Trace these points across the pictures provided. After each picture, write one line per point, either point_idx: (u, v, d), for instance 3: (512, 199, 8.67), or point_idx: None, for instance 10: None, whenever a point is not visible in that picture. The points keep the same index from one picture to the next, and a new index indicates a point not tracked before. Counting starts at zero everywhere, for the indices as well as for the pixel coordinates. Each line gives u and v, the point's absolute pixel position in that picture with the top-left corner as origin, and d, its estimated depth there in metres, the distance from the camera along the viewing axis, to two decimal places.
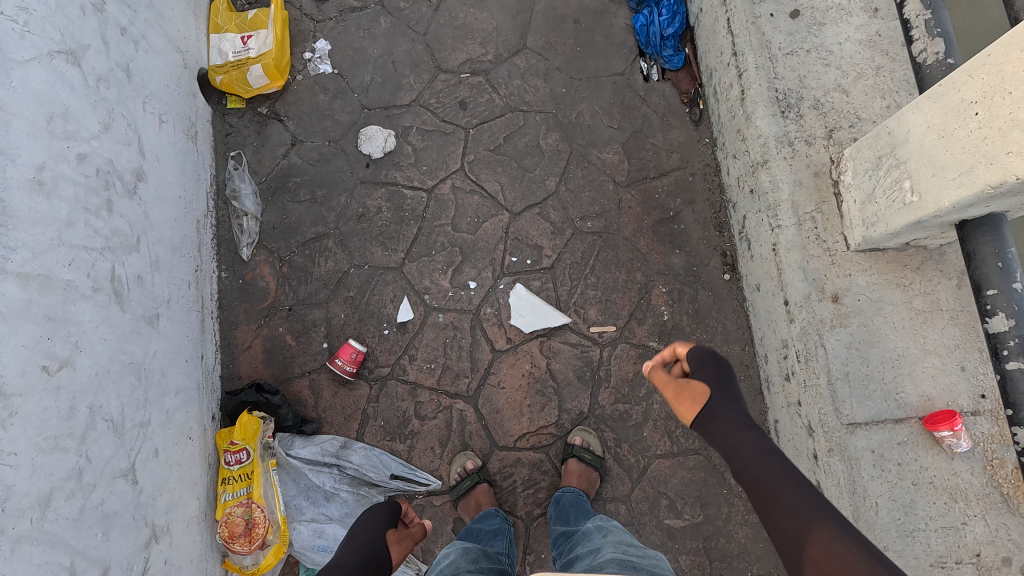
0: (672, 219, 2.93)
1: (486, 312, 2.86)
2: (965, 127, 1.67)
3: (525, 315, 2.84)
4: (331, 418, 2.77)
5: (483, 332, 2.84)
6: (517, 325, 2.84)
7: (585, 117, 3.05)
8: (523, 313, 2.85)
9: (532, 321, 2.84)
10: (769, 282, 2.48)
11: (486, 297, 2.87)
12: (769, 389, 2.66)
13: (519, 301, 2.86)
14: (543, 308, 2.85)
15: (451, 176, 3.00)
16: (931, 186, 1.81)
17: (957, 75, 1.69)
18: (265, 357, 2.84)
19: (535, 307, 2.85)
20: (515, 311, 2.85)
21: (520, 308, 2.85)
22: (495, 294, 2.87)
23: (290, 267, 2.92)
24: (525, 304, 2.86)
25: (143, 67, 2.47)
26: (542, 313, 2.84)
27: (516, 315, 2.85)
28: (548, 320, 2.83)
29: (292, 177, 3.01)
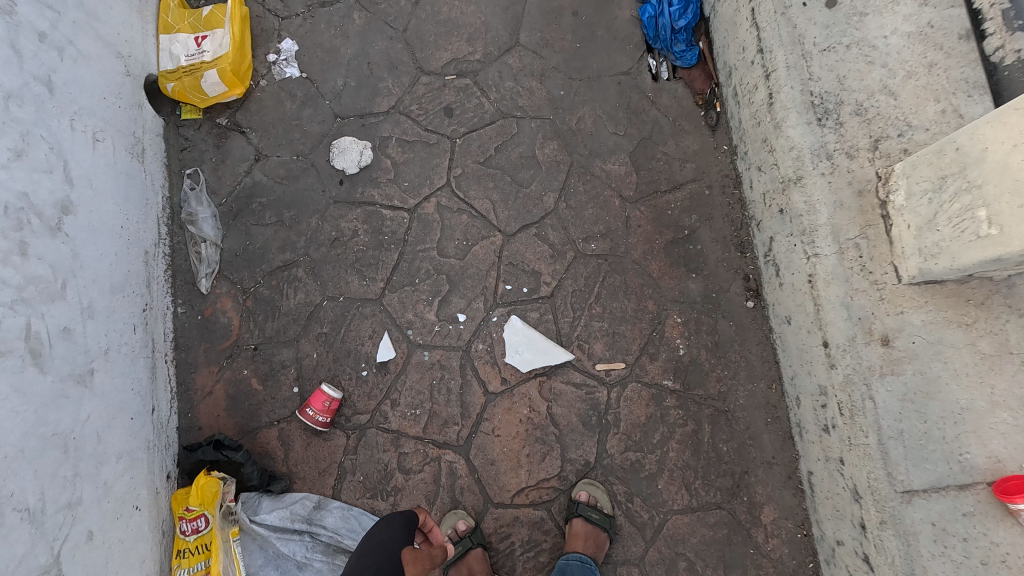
0: (687, 239, 2.58)
1: (477, 349, 2.52)
2: None
3: (521, 352, 2.51)
4: (304, 473, 2.45)
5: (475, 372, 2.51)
6: (513, 364, 2.50)
7: (587, 123, 2.69)
8: (519, 350, 2.51)
9: (529, 358, 2.50)
10: (804, 319, 2.16)
11: (477, 332, 2.54)
12: (801, 436, 2.34)
13: (514, 336, 2.52)
14: (542, 343, 2.51)
15: (435, 193, 2.65)
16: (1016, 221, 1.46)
17: None
18: (228, 404, 2.51)
19: (532, 342, 2.51)
20: (510, 347, 2.51)
21: (516, 344, 2.51)
22: (486, 327, 2.54)
23: (255, 300, 2.58)
24: (521, 339, 2.52)
25: (70, 78, 2.12)
26: (540, 349, 2.50)
27: (511, 352, 2.51)
28: (547, 357, 2.49)
29: (256, 198, 2.66)
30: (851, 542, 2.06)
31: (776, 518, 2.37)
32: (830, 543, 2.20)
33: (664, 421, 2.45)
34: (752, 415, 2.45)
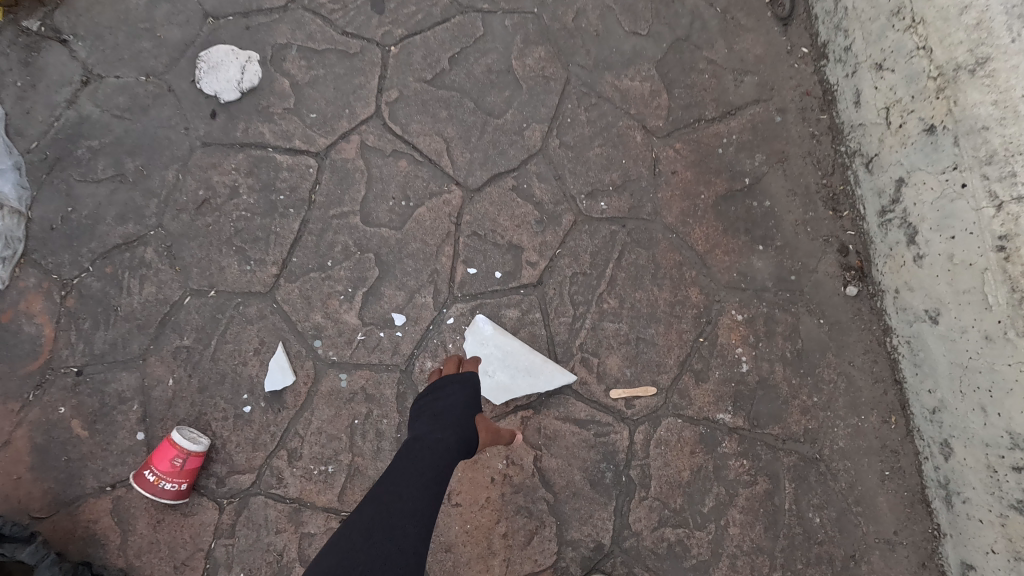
0: (749, 191, 1.66)
1: (424, 368, 1.61)
2: None
3: (492, 372, 1.58)
4: (151, 569, 1.55)
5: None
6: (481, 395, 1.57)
7: (590, 18, 1.75)
8: (488, 370, 1.58)
9: (506, 382, 1.57)
10: (980, 317, 1.28)
11: (422, 341, 1.62)
12: (949, 504, 1.44)
13: (481, 347, 1.59)
14: (524, 357, 1.58)
15: (358, 129, 1.72)
16: None
17: None
18: (33, 461, 1.60)
19: (509, 356, 1.58)
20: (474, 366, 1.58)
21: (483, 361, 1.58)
22: (436, 334, 1.62)
23: (80, 298, 1.66)
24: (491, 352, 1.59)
25: None
26: (522, 367, 1.57)
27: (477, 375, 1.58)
28: (533, 378, 1.57)
29: (83, 140, 1.73)
30: None
31: None
32: None
33: (719, 479, 1.54)
34: (859, 466, 1.54)
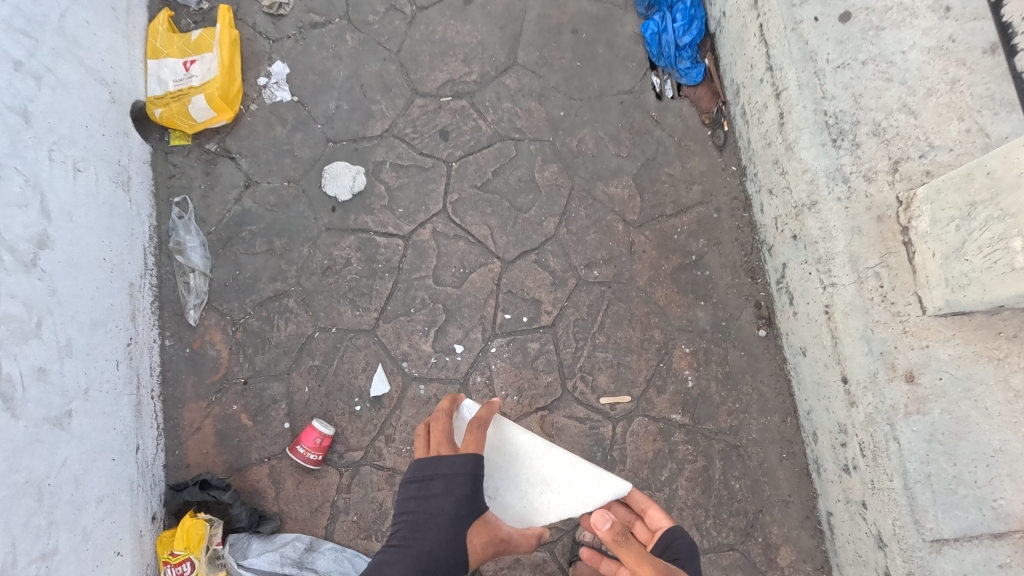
0: (695, 264, 2.46)
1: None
2: None
3: (539, 482, 1.80)
4: (294, 513, 2.34)
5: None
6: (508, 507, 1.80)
7: (588, 144, 2.58)
8: (515, 481, 1.81)
9: (556, 496, 1.78)
10: (819, 352, 2.04)
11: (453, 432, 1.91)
12: (819, 473, 2.20)
13: (521, 455, 1.83)
14: (546, 466, 1.81)
15: (431, 220, 2.55)
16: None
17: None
18: (216, 441, 2.41)
19: (527, 470, 1.82)
20: (517, 474, 1.82)
21: (526, 469, 1.82)
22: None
23: (245, 332, 2.48)
24: (531, 459, 1.83)
25: (49, 107, 2.03)
26: (555, 480, 1.79)
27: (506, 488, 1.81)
28: (553, 493, 1.78)
29: (246, 226, 2.56)
30: None
31: (793, 561, 2.24)
32: None
33: (673, 457, 2.32)
34: (765, 450, 2.31)
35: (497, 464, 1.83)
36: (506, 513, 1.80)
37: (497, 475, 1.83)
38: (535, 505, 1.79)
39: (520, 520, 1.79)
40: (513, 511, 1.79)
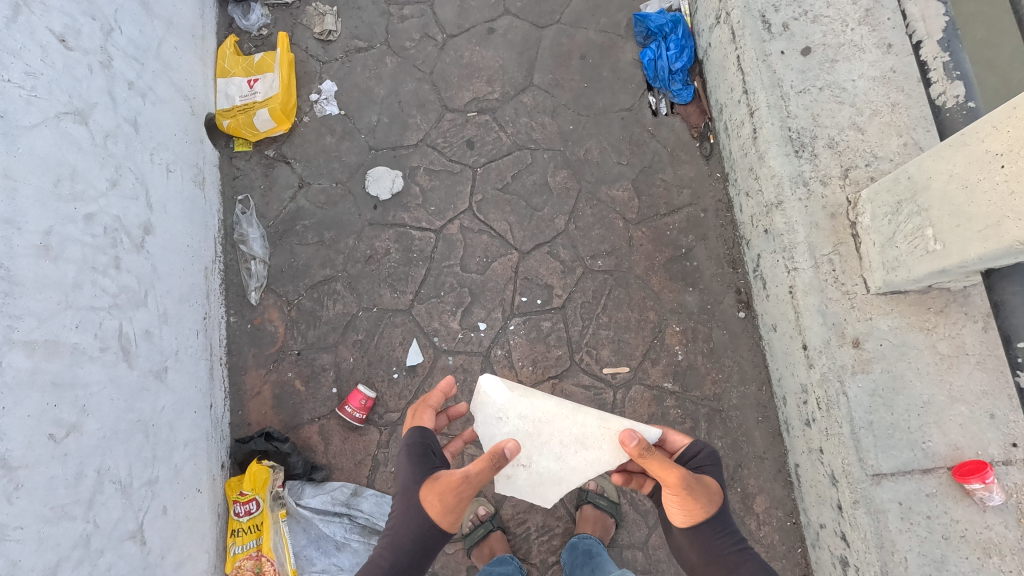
0: (684, 256, 2.88)
1: (492, 434, 1.92)
2: (943, 183, 1.80)
3: (573, 443, 1.91)
4: (341, 465, 2.73)
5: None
6: (547, 469, 1.90)
7: (594, 154, 3.01)
8: (552, 445, 1.91)
9: (591, 453, 1.90)
10: (786, 327, 2.46)
11: (481, 407, 1.95)
12: (788, 431, 2.61)
13: (553, 420, 1.93)
14: (579, 427, 1.93)
15: (459, 217, 2.97)
16: (938, 248, 1.83)
17: (939, 148, 1.83)
18: (273, 403, 2.81)
19: (562, 432, 1.92)
20: (551, 439, 1.92)
21: (559, 433, 1.92)
22: (498, 409, 1.94)
23: (298, 311, 2.89)
24: (564, 423, 1.93)
25: (151, 119, 2.46)
26: (591, 438, 1.91)
27: (541, 451, 1.91)
28: (589, 450, 1.90)
29: (300, 220, 2.98)
30: (831, 524, 2.33)
31: (767, 508, 2.63)
32: (815, 528, 2.47)
33: (665, 419, 2.72)
34: (744, 413, 2.71)
35: (530, 432, 1.92)
36: (544, 475, 1.90)
37: (534, 442, 1.91)
38: (572, 465, 1.89)
39: (559, 481, 1.90)
40: (551, 474, 1.90)
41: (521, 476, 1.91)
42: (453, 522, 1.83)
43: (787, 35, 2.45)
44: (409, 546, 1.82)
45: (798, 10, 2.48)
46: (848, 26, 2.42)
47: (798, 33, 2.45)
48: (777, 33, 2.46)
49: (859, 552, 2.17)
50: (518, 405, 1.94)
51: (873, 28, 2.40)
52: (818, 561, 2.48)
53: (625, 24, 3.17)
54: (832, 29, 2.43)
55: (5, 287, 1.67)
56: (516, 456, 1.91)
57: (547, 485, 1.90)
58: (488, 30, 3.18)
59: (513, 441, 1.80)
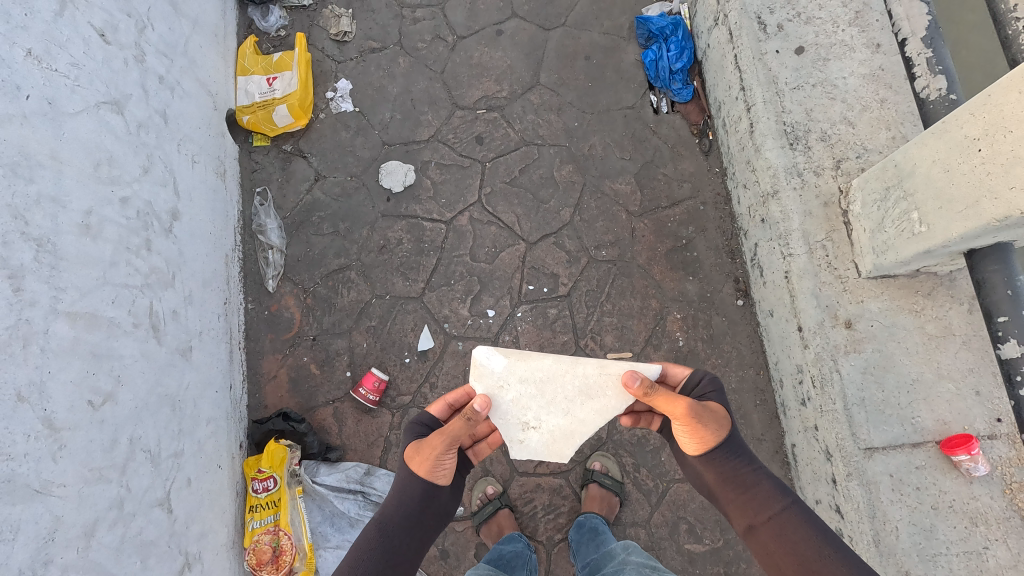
0: (684, 247, 3.00)
1: (499, 402, 1.98)
2: (926, 169, 1.94)
3: (578, 395, 2.00)
4: (355, 446, 2.84)
5: (506, 439, 1.97)
6: (556, 424, 1.98)
7: (598, 149, 3.14)
8: (558, 402, 1.99)
9: (598, 401, 1.98)
10: (783, 312, 2.58)
11: (482, 379, 2.00)
12: (785, 413, 2.72)
13: (554, 376, 2.01)
14: (579, 379, 2.01)
15: (468, 209, 3.09)
16: (923, 230, 1.96)
17: (924, 136, 1.96)
18: (289, 386, 2.92)
19: (564, 387, 2.00)
20: (556, 395, 2.00)
21: (562, 387, 2.00)
22: (499, 377, 2.00)
23: (314, 298, 3.01)
24: (564, 378, 2.01)
25: (178, 111, 2.59)
26: (594, 387, 2.00)
27: (547, 409, 1.99)
28: (593, 399, 1.99)
29: (315, 212, 3.11)
30: (827, 499, 2.44)
31: None
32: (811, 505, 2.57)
33: None
34: (742, 396, 2.82)
35: (535, 393, 2.00)
36: (557, 432, 1.98)
37: (540, 402, 1.99)
38: (581, 417, 1.97)
39: (571, 435, 1.97)
40: (563, 430, 1.98)
41: (534, 438, 1.98)
42: (431, 473, 1.87)
43: (782, 35, 2.59)
44: (396, 504, 1.86)
45: (792, 12, 2.62)
46: (838, 26, 2.56)
47: (792, 33, 2.59)
48: (773, 33, 2.60)
49: (853, 523, 2.28)
50: (517, 369, 2.01)
51: (862, 29, 2.55)
52: None
53: (627, 26, 3.32)
54: (824, 30, 2.57)
55: (51, 260, 1.79)
56: (526, 420, 1.98)
57: (561, 441, 1.97)
58: (497, 32, 3.32)
59: (483, 398, 1.88)
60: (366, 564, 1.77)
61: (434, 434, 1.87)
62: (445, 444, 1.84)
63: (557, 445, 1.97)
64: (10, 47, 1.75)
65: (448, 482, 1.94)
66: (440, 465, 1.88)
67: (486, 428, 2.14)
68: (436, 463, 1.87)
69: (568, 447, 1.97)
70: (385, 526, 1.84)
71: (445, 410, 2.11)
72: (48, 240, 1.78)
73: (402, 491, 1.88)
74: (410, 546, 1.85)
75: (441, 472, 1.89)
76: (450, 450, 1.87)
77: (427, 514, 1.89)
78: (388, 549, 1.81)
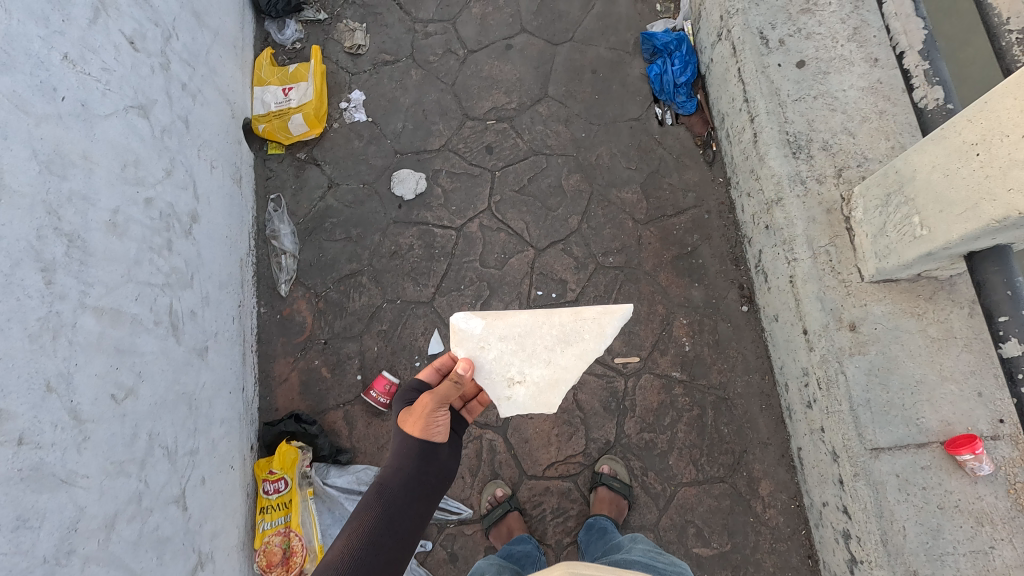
0: (690, 254, 3.07)
1: (482, 363, 2.11)
2: (926, 172, 2.02)
3: (557, 343, 2.15)
4: (365, 448, 2.86)
5: (494, 398, 2.12)
6: (540, 373, 2.13)
7: (605, 159, 3.22)
8: (540, 353, 2.14)
9: (576, 347, 2.15)
10: (789, 316, 2.64)
11: (462, 343, 2.13)
12: (791, 417, 2.76)
13: (531, 329, 2.16)
14: (555, 328, 2.16)
15: (478, 216, 3.16)
16: (925, 232, 2.02)
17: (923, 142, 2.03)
18: (300, 389, 2.95)
19: (542, 338, 2.16)
20: (536, 348, 2.15)
21: (541, 338, 2.16)
22: (479, 339, 2.13)
23: (326, 302, 3.06)
24: (540, 330, 2.16)
25: (199, 118, 2.66)
26: (572, 334, 2.16)
27: (530, 360, 2.14)
28: (572, 345, 2.15)
29: (328, 218, 3.17)
30: (833, 501, 2.48)
31: (772, 491, 2.76)
32: (818, 507, 2.60)
33: (673, 406, 2.87)
34: (747, 400, 2.86)
35: (515, 349, 2.14)
36: (542, 382, 2.14)
37: (520, 357, 2.13)
38: (563, 365, 2.13)
39: (556, 383, 2.14)
40: (547, 380, 2.14)
41: (520, 393, 2.13)
42: (426, 431, 1.96)
43: (784, 49, 2.69)
44: (394, 466, 1.90)
45: (793, 28, 2.73)
46: (838, 42, 2.67)
47: (793, 48, 2.70)
48: (775, 47, 2.71)
49: (860, 523, 2.31)
50: (495, 328, 2.15)
51: (860, 44, 2.65)
52: (822, 540, 2.61)
53: (633, 42, 3.43)
54: (824, 45, 2.68)
55: (80, 255, 1.84)
56: (510, 376, 2.12)
57: (547, 391, 2.14)
58: (506, 46, 3.43)
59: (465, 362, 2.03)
60: (368, 528, 1.77)
61: (424, 395, 2.00)
62: (435, 402, 1.96)
63: (545, 393, 2.15)
64: (47, 50, 1.82)
65: (444, 441, 2.02)
66: (434, 423, 1.98)
67: (474, 389, 2.20)
68: (430, 421, 1.97)
69: (554, 395, 2.15)
70: (385, 488, 1.85)
71: (433, 376, 2.21)
72: (78, 236, 1.84)
73: (401, 452, 1.94)
74: (412, 510, 1.86)
75: (436, 430, 1.98)
76: (442, 407, 1.99)
77: (427, 474, 1.93)
78: (390, 512, 1.81)
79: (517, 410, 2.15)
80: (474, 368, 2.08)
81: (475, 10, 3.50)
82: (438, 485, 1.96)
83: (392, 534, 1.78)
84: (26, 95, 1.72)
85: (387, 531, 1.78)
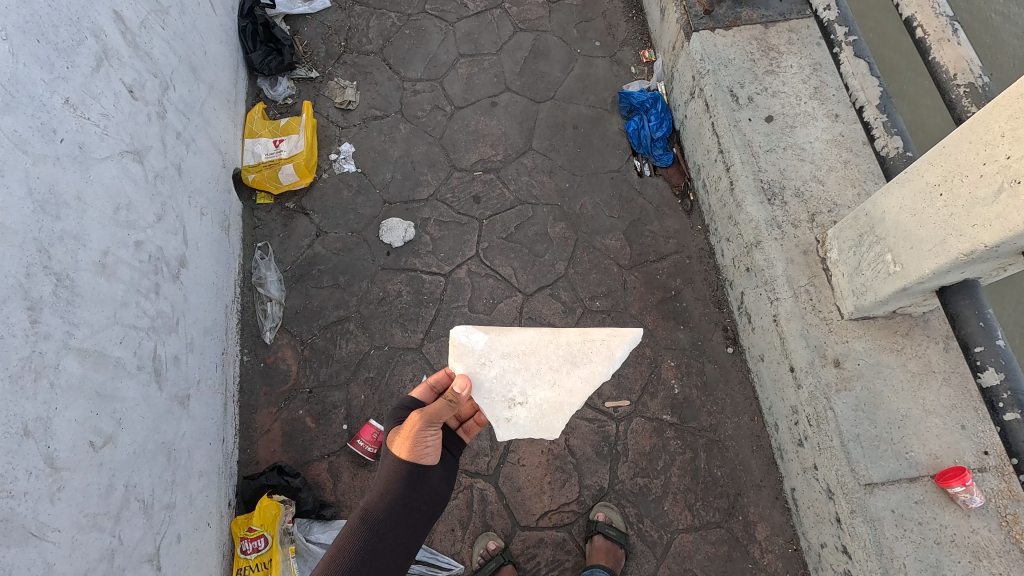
0: (674, 297, 3.14)
1: (481, 381, 2.08)
2: (894, 212, 2.15)
3: (563, 364, 2.15)
4: (349, 502, 2.74)
5: (493, 419, 2.08)
6: (546, 395, 2.12)
7: (588, 209, 3.34)
8: (548, 374, 2.14)
9: (583, 369, 2.15)
10: (774, 354, 2.69)
11: (462, 359, 2.10)
12: (782, 457, 2.77)
13: (536, 348, 2.16)
14: (564, 349, 2.17)
15: (466, 262, 3.20)
16: (900, 266, 2.12)
17: (890, 186, 2.17)
18: (283, 441, 2.84)
19: (550, 359, 2.16)
20: (540, 368, 2.15)
21: (546, 358, 2.16)
22: (480, 355, 2.11)
23: (311, 350, 3.00)
24: (546, 350, 2.17)
25: (191, 166, 2.69)
26: (582, 356, 2.16)
27: (536, 380, 2.13)
28: (580, 367, 2.15)
29: (316, 265, 3.17)
30: (831, 541, 2.45)
31: (769, 535, 2.72)
32: (816, 549, 2.57)
33: (666, 450, 2.85)
34: (738, 441, 2.87)
35: (519, 368, 2.14)
36: (545, 406, 2.12)
37: (525, 376, 2.13)
38: (569, 387, 2.12)
39: (560, 407, 2.12)
40: (551, 403, 2.12)
41: (522, 416, 2.11)
42: (416, 453, 1.90)
43: (753, 105, 2.90)
44: (380, 492, 1.83)
45: (759, 86, 2.96)
46: (801, 99, 2.91)
47: (761, 104, 2.91)
48: (744, 104, 2.91)
49: (860, 562, 2.28)
50: (498, 345, 2.14)
51: (821, 101, 2.89)
52: None
53: (610, 100, 3.64)
54: (789, 102, 2.91)
55: (68, 295, 1.80)
56: (513, 397, 2.10)
57: (550, 415, 2.12)
58: (492, 103, 3.60)
59: (462, 380, 1.96)
60: (349, 558, 1.69)
61: (414, 413, 1.96)
62: (425, 419, 1.92)
63: (550, 416, 2.12)
64: (49, 94, 1.86)
65: (435, 462, 1.96)
66: (423, 444, 1.93)
67: (469, 410, 2.23)
68: (419, 441, 1.92)
69: (557, 419, 2.12)
70: (369, 515, 1.78)
71: (428, 394, 2.19)
72: (67, 275, 1.80)
73: (388, 474, 1.87)
74: (397, 541, 1.78)
75: (426, 451, 1.93)
76: (432, 426, 1.95)
77: (416, 501, 1.86)
78: (374, 540, 1.74)
79: (517, 434, 2.11)
80: (473, 385, 2.05)
81: (462, 70, 3.69)
82: (427, 513, 1.88)
83: (376, 565, 1.71)
84: (25, 135, 1.73)
85: (369, 559, 1.70)
